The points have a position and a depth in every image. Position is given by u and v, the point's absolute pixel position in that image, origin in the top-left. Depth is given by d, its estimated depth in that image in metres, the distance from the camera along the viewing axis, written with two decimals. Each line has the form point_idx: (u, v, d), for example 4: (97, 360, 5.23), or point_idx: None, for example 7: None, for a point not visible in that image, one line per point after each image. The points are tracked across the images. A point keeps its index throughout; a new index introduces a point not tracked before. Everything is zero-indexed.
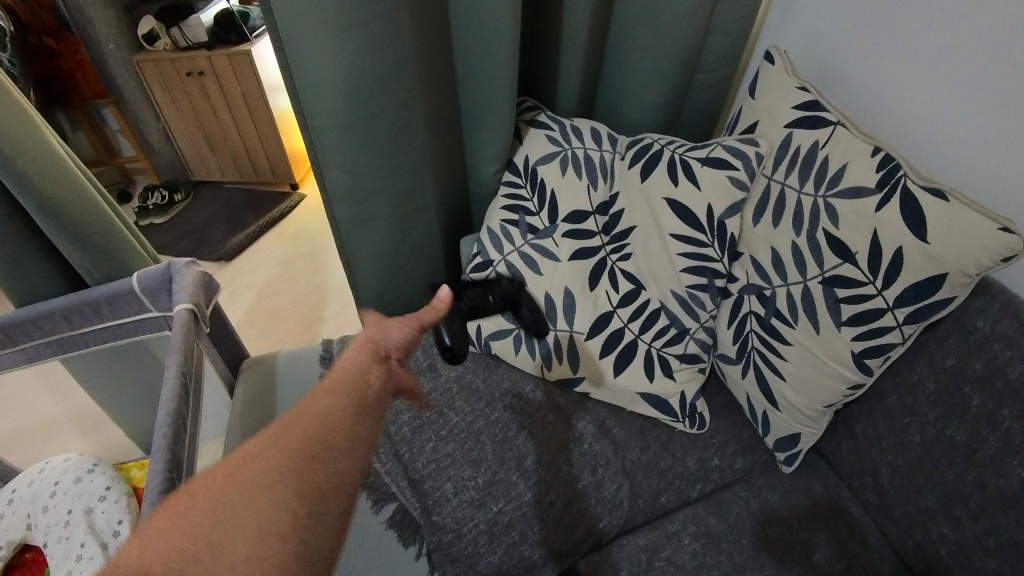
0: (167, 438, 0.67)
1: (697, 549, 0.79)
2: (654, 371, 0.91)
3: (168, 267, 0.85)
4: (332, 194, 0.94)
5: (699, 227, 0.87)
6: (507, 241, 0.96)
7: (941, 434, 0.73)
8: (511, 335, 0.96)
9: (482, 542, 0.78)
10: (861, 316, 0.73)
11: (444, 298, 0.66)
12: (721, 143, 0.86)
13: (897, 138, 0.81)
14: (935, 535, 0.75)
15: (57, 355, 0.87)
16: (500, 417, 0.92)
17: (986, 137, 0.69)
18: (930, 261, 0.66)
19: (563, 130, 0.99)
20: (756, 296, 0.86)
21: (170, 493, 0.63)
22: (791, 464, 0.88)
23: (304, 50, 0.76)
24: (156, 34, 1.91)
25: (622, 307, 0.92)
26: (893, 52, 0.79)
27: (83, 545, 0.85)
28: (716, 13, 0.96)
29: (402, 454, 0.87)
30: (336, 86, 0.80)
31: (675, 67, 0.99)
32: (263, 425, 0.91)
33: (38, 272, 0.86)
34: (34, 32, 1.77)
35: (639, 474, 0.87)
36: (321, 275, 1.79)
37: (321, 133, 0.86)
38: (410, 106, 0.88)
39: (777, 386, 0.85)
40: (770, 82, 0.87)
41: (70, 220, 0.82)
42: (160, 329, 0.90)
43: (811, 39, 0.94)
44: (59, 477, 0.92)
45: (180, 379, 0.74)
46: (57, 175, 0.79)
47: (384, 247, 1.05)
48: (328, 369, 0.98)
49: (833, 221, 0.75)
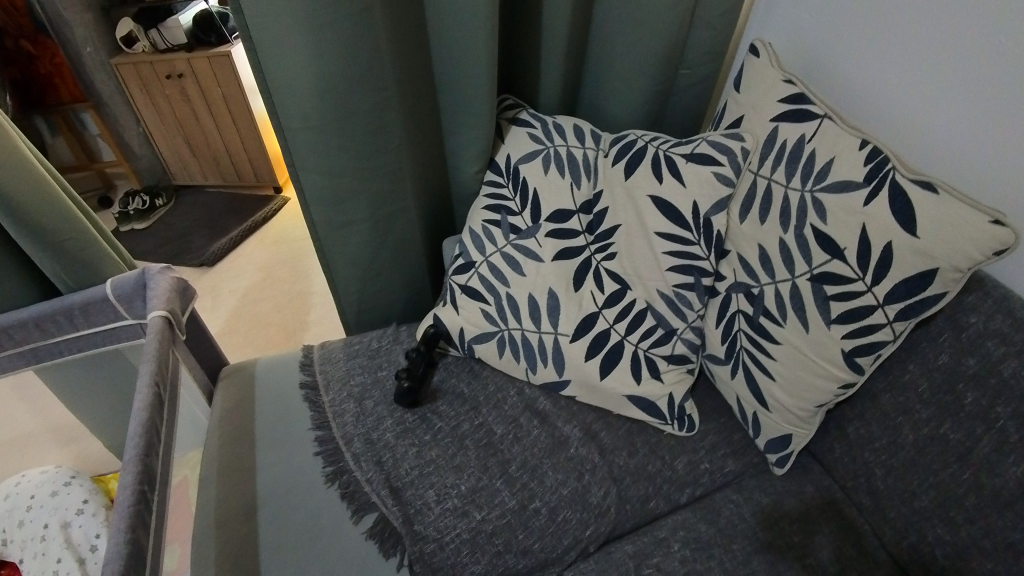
0: (139, 449, 0.65)
1: (688, 556, 0.77)
2: (642, 373, 0.88)
3: (142, 273, 0.83)
4: (310, 196, 0.93)
5: (685, 224, 0.85)
6: (489, 242, 0.95)
7: (935, 434, 0.71)
8: (495, 338, 0.93)
9: (465, 552, 0.76)
10: (850, 314, 0.71)
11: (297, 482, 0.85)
12: (706, 139, 0.84)
13: (885, 132, 0.79)
14: (930, 537, 0.73)
15: (29, 365, 0.84)
16: (485, 421, 0.90)
17: (976, 129, 0.67)
18: (920, 256, 0.64)
19: (545, 128, 0.97)
20: (743, 294, 0.84)
21: (141, 507, 0.61)
22: (783, 466, 0.86)
23: (277, 49, 0.74)
24: (134, 36, 1.90)
25: (608, 308, 0.90)
26: (880, 42, 0.77)
27: (60, 560, 0.83)
28: (700, 6, 0.94)
29: (384, 461, 0.85)
30: (311, 85, 0.78)
31: (659, 63, 0.97)
32: (242, 434, 0.89)
33: (10, 281, 0.83)
34: (11, 36, 1.78)
35: (627, 479, 0.85)
36: (308, 279, 1.77)
37: (297, 133, 0.84)
38: (388, 105, 0.86)
39: (767, 387, 0.83)
40: (755, 75, 0.85)
41: (41, 227, 0.80)
42: (135, 337, 0.88)
43: (797, 32, 0.91)
44: (35, 490, 0.89)
45: (154, 389, 0.72)
46: (26, 180, 0.77)
47: (365, 250, 1.03)
48: (309, 375, 0.96)
49: (821, 217, 0.73)
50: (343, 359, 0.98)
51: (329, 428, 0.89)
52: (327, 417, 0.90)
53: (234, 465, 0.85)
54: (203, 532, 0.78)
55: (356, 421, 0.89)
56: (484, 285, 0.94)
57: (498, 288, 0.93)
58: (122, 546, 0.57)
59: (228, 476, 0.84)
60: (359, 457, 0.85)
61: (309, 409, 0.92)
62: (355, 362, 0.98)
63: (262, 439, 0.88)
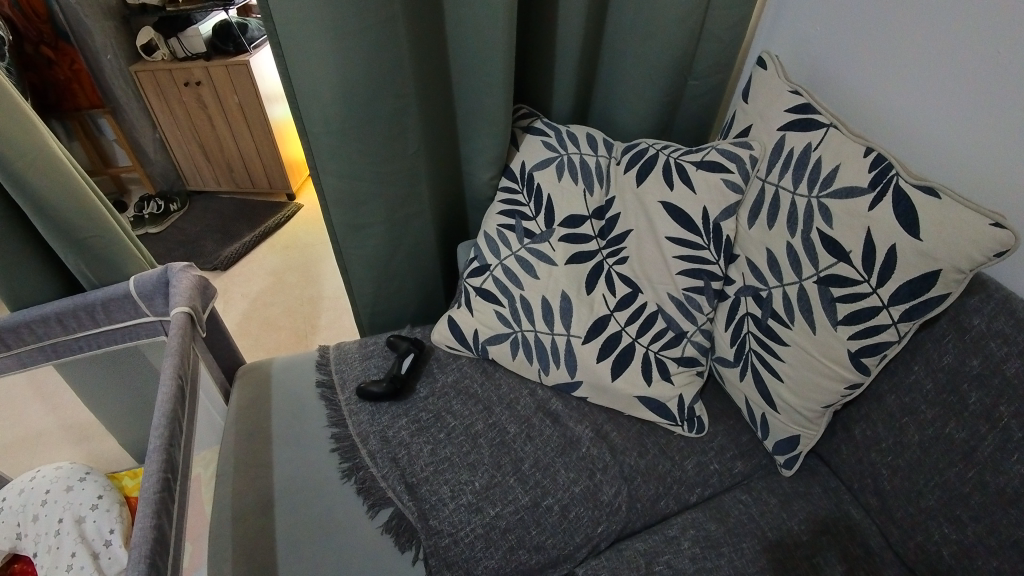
0: (162, 438, 0.65)
1: (698, 554, 0.78)
2: (652, 375, 0.90)
3: (166, 271, 0.84)
4: (329, 199, 0.95)
5: (695, 229, 0.88)
6: (503, 246, 0.98)
7: (939, 433, 0.73)
8: (508, 339, 0.96)
9: (478, 547, 0.77)
10: (856, 315, 0.74)
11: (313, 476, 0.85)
12: (716, 147, 0.87)
13: (889, 140, 0.82)
14: (935, 536, 0.75)
15: (50, 360, 0.86)
16: (498, 421, 0.92)
17: (977, 136, 0.70)
18: (923, 258, 0.67)
19: (559, 136, 1.01)
20: (752, 297, 0.86)
21: (164, 494, 0.61)
22: (791, 468, 0.88)
23: (306, 53, 0.77)
24: (154, 44, 1.92)
25: (619, 311, 0.92)
26: (884, 54, 0.80)
27: (75, 555, 0.84)
28: (709, 21, 0.98)
29: (399, 458, 0.86)
30: (336, 89, 0.80)
31: (669, 74, 1.00)
32: (259, 431, 0.91)
33: (34, 276, 0.85)
34: (31, 43, 1.79)
35: (638, 478, 0.87)
36: (315, 286, 1.78)
37: (319, 138, 0.86)
38: (408, 110, 0.88)
39: (775, 387, 0.85)
40: (763, 86, 0.89)
41: (64, 224, 0.81)
42: (156, 334, 0.89)
43: (803, 45, 0.95)
44: (50, 485, 0.89)
45: (176, 381, 0.72)
46: (54, 177, 0.78)
47: (380, 253, 1.05)
48: (325, 374, 0.98)
49: (827, 222, 0.76)
50: (358, 359, 1.00)
51: (345, 426, 0.90)
52: (342, 416, 0.92)
53: (251, 461, 0.86)
54: (219, 527, 0.79)
55: (371, 419, 0.91)
56: (498, 288, 0.97)
57: (512, 290, 0.96)
58: (149, 532, 0.57)
59: (244, 472, 0.85)
60: (374, 454, 0.86)
61: (326, 407, 0.94)
62: (370, 362, 0.99)
63: (278, 436, 0.90)
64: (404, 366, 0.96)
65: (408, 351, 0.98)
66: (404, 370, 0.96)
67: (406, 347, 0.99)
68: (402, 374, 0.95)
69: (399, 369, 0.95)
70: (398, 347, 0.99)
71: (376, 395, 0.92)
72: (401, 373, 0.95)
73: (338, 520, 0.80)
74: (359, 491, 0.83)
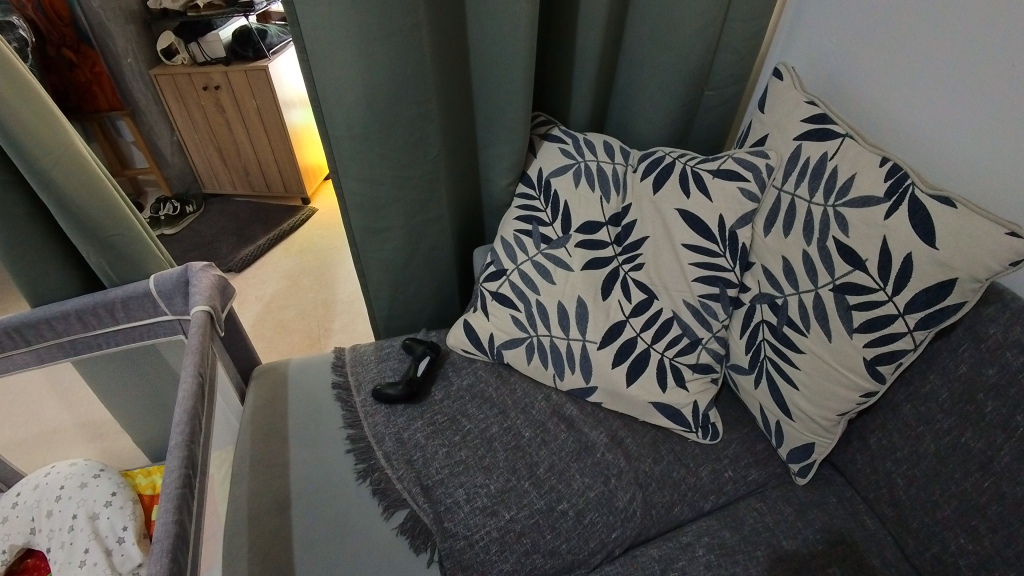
0: (184, 434, 0.65)
1: (712, 561, 0.77)
2: (667, 381, 0.91)
3: (186, 270, 0.84)
4: (349, 202, 0.96)
5: (711, 237, 0.89)
6: (520, 251, 0.99)
7: (956, 442, 0.73)
8: (524, 343, 0.97)
9: (494, 550, 0.77)
10: (871, 322, 0.74)
11: (330, 478, 0.85)
12: (733, 156, 0.88)
13: (903, 149, 0.84)
14: (952, 546, 0.74)
15: (68, 356, 0.86)
16: (513, 425, 0.92)
17: (987, 146, 0.71)
18: (939, 267, 0.67)
19: (576, 144, 1.02)
20: (768, 305, 0.87)
21: (185, 490, 0.60)
22: (805, 476, 0.88)
23: (332, 57, 0.78)
24: (175, 48, 1.95)
25: (635, 317, 0.93)
26: (897, 67, 0.82)
27: (88, 551, 0.84)
28: (725, 33, 0.99)
29: (414, 460, 0.86)
30: (359, 93, 0.81)
31: (687, 85, 1.02)
32: (275, 432, 0.91)
33: (57, 272, 0.86)
34: (52, 45, 1.82)
35: (653, 485, 0.86)
36: (329, 289, 1.79)
37: (341, 141, 0.87)
38: (429, 116, 0.89)
39: (791, 395, 0.85)
40: (778, 97, 0.90)
41: (87, 222, 0.82)
42: (174, 333, 0.89)
43: (817, 56, 0.97)
44: (64, 481, 0.90)
45: (197, 378, 0.72)
46: (78, 174, 0.79)
47: (398, 256, 1.06)
48: (341, 375, 0.99)
49: (844, 230, 0.76)
50: (373, 361, 1.01)
51: (360, 427, 0.91)
52: (358, 418, 0.92)
53: (267, 462, 0.87)
54: (235, 525, 0.79)
55: (386, 421, 0.91)
56: (514, 292, 0.98)
57: (528, 295, 0.97)
58: (170, 526, 0.56)
59: (260, 472, 0.85)
60: (389, 456, 0.87)
61: (342, 409, 0.94)
62: (386, 365, 1.00)
63: (295, 437, 0.90)
64: (418, 368, 0.97)
65: (420, 354, 0.99)
66: (417, 372, 0.96)
67: (419, 351, 1.00)
68: (413, 377, 0.95)
69: (410, 373, 0.96)
70: (413, 354, 1.00)
71: (392, 397, 0.93)
72: (412, 376, 0.95)
73: (351, 522, 0.80)
74: (374, 493, 0.83)
